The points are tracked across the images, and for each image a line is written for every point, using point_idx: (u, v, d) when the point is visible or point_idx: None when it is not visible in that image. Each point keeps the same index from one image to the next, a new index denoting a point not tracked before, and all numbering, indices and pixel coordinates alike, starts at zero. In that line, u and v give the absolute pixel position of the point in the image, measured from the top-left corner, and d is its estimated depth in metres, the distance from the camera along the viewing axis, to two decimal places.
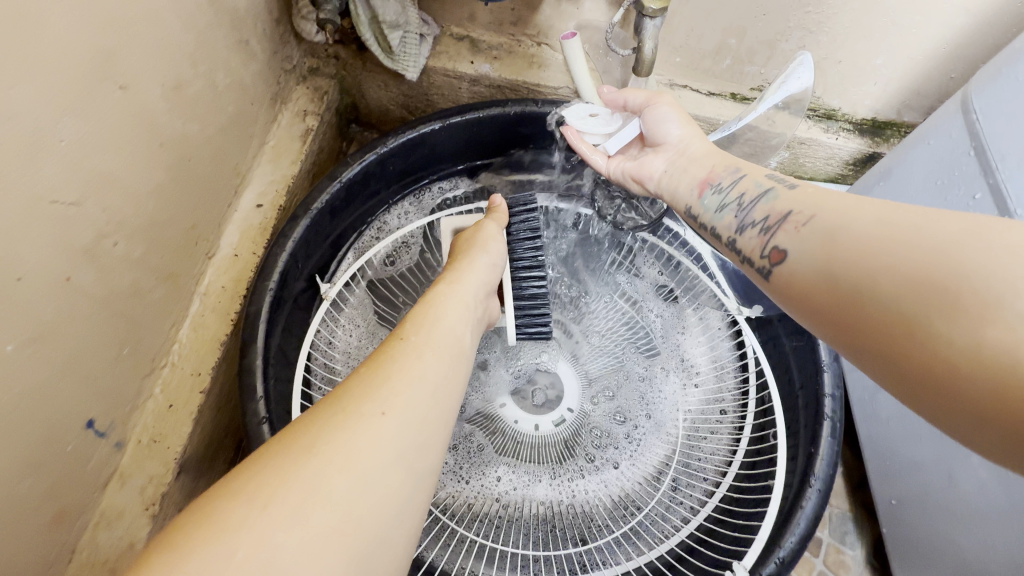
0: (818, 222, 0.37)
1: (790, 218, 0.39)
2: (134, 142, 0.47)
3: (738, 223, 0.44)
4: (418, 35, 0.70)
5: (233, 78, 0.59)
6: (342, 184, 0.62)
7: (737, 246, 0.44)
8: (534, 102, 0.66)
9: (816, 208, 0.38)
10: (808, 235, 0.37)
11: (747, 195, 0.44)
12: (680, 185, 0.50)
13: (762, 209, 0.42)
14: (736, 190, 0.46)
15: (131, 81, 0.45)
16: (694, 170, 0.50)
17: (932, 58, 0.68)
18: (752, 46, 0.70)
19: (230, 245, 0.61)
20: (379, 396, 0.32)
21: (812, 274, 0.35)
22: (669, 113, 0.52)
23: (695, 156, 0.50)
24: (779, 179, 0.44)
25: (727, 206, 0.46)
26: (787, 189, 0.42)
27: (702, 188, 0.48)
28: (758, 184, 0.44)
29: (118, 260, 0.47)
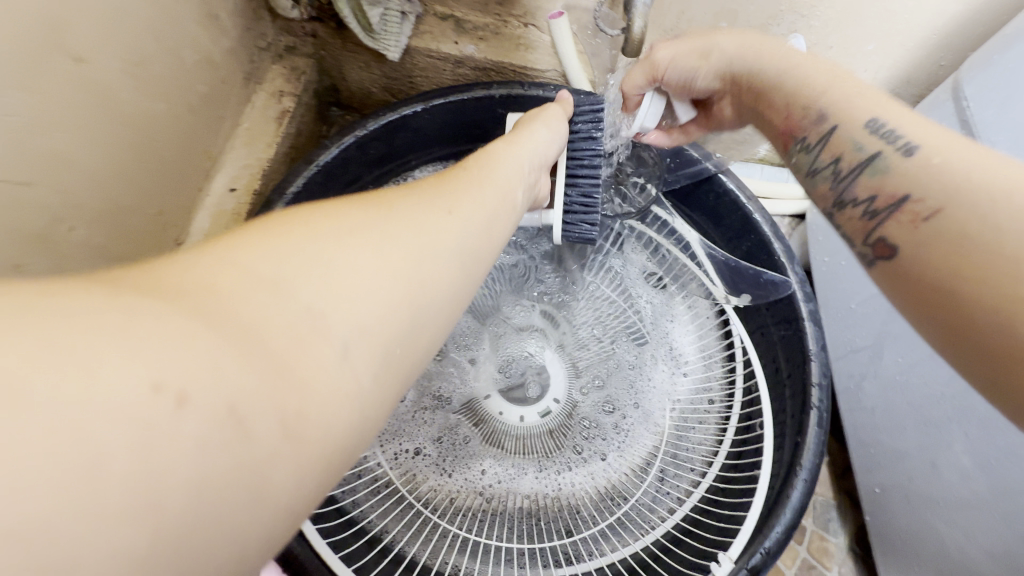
0: (944, 218, 0.33)
1: (906, 206, 0.36)
2: (90, 120, 0.43)
3: (837, 193, 0.42)
4: (399, 13, 0.68)
5: (201, 55, 0.56)
6: (320, 168, 0.60)
7: (839, 220, 0.42)
8: (521, 84, 0.64)
9: (940, 195, 0.34)
10: (929, 232, 0.34)
11: (846, 159, 0.41)
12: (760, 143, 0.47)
13: (867, 183, 0.39)
14: (828, 155, 0.42)
15: (86, 54, 0.42)
16: (775, 125, 0.47)
17: (923, 45, 0.67)
18: (743, 30, 0.69)
19: (201, 232, 0.58)
20: (444, 199, 0.29)
21: (924, 255, 0.34)
22: (678, 50, 0.51)
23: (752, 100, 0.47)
24: (888, 133, 0.39)
25: (824, 171, 0.43)
26: (905, 155, 0.37)
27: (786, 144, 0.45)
28: (859, 145, 0.40)
29: (76, 246, 0.44)
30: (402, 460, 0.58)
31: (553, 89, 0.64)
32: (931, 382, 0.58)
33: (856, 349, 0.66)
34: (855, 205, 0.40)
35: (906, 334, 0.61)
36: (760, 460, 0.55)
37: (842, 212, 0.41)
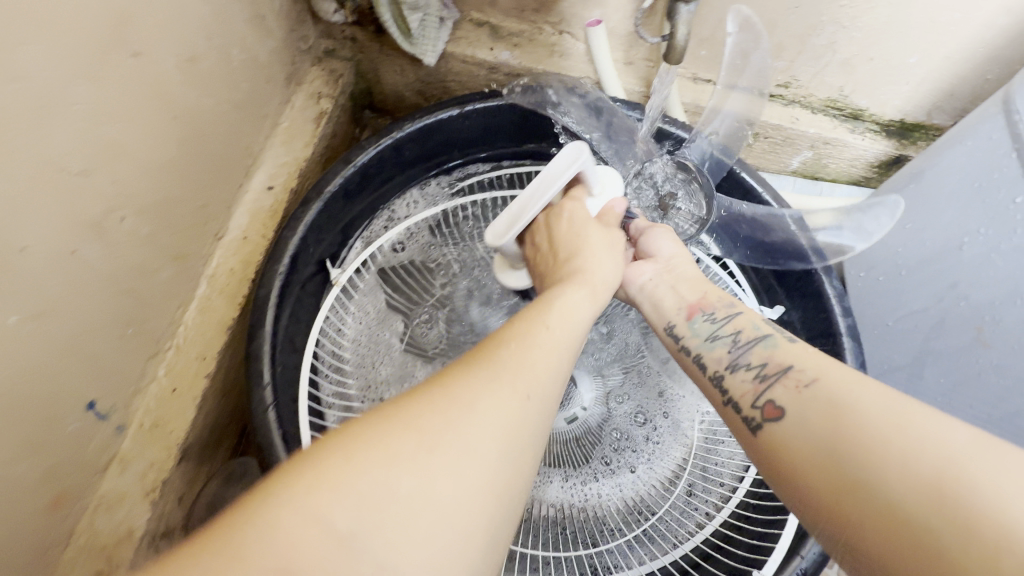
0: (821, 386, 0.35)
1: (791, 374, 0.37)
2: (145, 112, 0.45)
3: (730, 359, 0.41)
4: (437, 18, 0.69)
5: (247, 54, 0.57)
6: (357, 168, 0.61)
7: (723, 387, 0.40)
8: (556, 90, 0.64)
9: (819, 370, 0.36)
10: (810, 400, 0.34)
11: (743, 334, 0.41)
12: (669, 298, 0.46)
13: (759, 353, 0.40)
14: (732, 325, 0.42)
15: (145, 49, 0.44)
16: (683, 292, 0.46)
17: (969, 59, 0.65)
18: (782, 40, 0.67)
19: (239, 227, 0.59)
20: (522, 371, 0.30)
21: (803, 430, 0.33)
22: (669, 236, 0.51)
23: (683, 275, 0.47)
24: (777, 326, 0.42)
25: (720, 338, 0.42)
26: (788, 340, 0.40)
27: (691, 312, 0.44)
28: (755, 326, 0.41)
29: (125, 235, 0.45)
30: None
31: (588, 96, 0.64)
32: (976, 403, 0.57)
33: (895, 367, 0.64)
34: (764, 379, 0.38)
35: (952, 353, 0.59)
36: None
37: (731, 378, 0.40)
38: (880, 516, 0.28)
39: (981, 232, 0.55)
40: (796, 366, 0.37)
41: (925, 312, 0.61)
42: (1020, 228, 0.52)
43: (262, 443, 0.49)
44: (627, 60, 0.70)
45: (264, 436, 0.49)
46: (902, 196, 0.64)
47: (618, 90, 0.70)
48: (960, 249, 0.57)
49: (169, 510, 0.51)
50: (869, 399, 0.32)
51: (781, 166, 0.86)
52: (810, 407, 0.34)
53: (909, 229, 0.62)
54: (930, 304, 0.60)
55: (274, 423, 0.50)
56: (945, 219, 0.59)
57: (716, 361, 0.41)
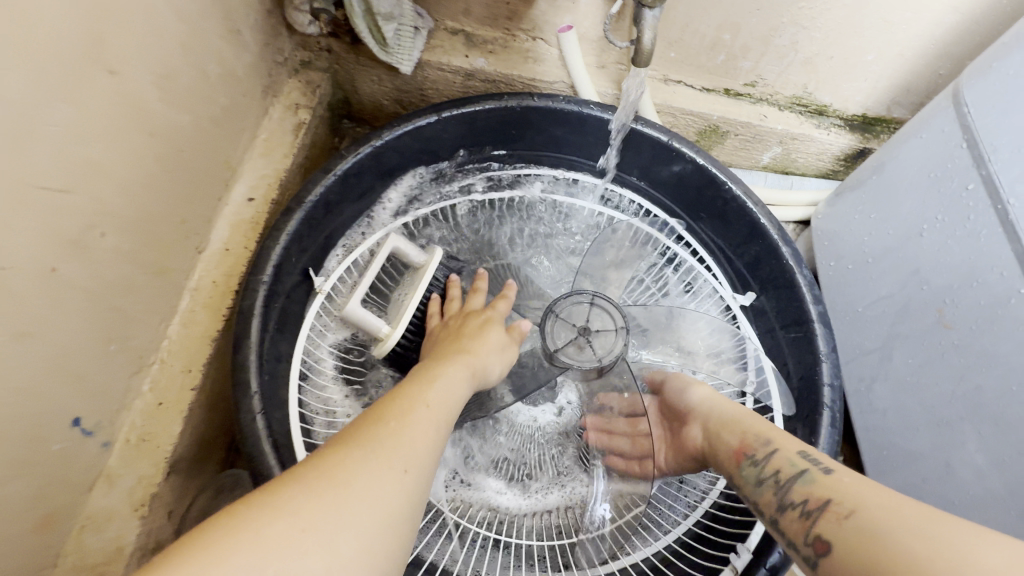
0: (860, 515, 0.34)
1: (833, 507, 0.37)
2: (122, 129, 0.45)
3: (777, 501, 0.41)
4: (413, 28, 0.70)
5: (224, 69, 0.58)
6: (337, 178, 0.62)
7: (782, 528, 0.40)
8: (531, 95, 0.65)
9: (856, 501, 0.36)
10: (851, 530, 0.34)
11: (782, 473, 0.42)
12: (720, 452, 0.49)
13: (800, 490, 0.40)
14: (771, 466, 0.44)
15: (121, 68, 0.44)
16: (728, 439, 0.49)
17: (923, 54, 0.68)
18: (746, 42, 0.70)
19: (221, 240, 0.59)
20: (404, 455, 0.34)
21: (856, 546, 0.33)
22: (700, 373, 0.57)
23: (722, 419, 0.51)
24: (813, 458, 0.42)
25: (765, 481, 0.43)
26: (824, 473, 0.40)
27: (738, 458, 0.47)
28: (792, 462, 0.42)
29: (106, 253, 0.45)
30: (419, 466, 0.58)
31: (562, 100, 0.65)
32: (941, 382, 0.59)
33: (865, 351, 0.67)
34: (794, 506, 0.39)
35: (915, 337, 0.61)
36: None
37: (782, 516, 0.40)
38: None
39: (939, 220, 0.58)
40: (835, 500, 0.37)
41: (891, 298, 0.64)
42: (972, 215, 0.55)
43: (250, 454, 0.49)
44: (601, 64, 0.73)
45: (253, 446, 0.50)
46: (866, 187, 0.67)
47: (591, 94, 0.72)
48: (920, 237, 0.60)
49: (159, 526, 0.51)
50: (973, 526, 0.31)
51: (753, 161, 0.88)
52: (850, 538, 0.34)
53: (874, 220, 0.66)
54: (895, 290, 0.63)
55: (262, 432, 0.50)
56: (906, 210, 0.62)
57: (768, 507, 0.42)
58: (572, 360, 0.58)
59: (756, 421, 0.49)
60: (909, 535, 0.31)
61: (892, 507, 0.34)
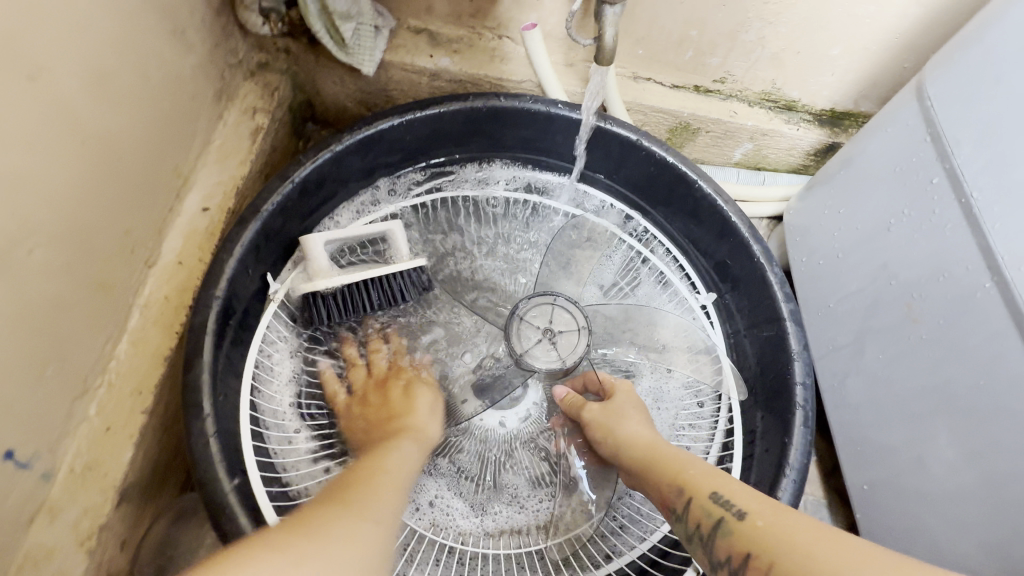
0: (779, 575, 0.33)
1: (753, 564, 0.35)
2: (46, 139, 0.42)
3: (711, 559, 0.39)
4: (372, 27, 0.67)
5: (167, 72, 0.55)
6: (295, 184, 0.59)
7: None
8: (496, 95, 0.64)
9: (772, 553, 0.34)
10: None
11: (702, 526, 0.40)
12: (655, 504, 0.46)
13: (722, 546, 0.38)
14: (692, 519, 0.41)
15: (42, 71, 0.41)
16: (653, 490, 0.46)
17: (887, 47, 0.68)
18: (713, 37, 0.70)
19: (172, 252, 0.56)
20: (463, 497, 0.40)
21: None
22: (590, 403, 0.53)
23: (639, 465, 0.47)
24: (724, 500, 0.40)
25: (692, 536, 0.41)
26: (738, 519, 0.38)
27: (666, 512, 0.44)
28: (707, 510, 0.40)
29: (33, 271, 0.42)
30: None
31: (528, 99, 0.64)
32: (912, 376, 0.59)
33: (838, 346, 0.67)
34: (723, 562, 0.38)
35: (887, 331, 0.61)
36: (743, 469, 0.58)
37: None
38: None
39: (905, 214, 0.58)
40: (754, 554, 0.35)
41: (862, 293, 0.64)
42: (938, 209, 0.55)
43: (202, 478, 0.47)
44: (569, 61, 0.71)
45: (207, 470, 0.47)
46: (835, 182, 0.67)
47: (559, 93, 0.70)
48: (889, 231, 0.60)
49: (109, 557, 0.48)
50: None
51: (725, 158, 0.88)
52: None
53: (844, 215, 0.66)
54: (865, 285, 0.63)
55: (216, 456, 0.48)
56: (874, 205, 0.62)
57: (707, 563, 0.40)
58: (540, 362, 0.59)
59: (672, 458, 0.46)
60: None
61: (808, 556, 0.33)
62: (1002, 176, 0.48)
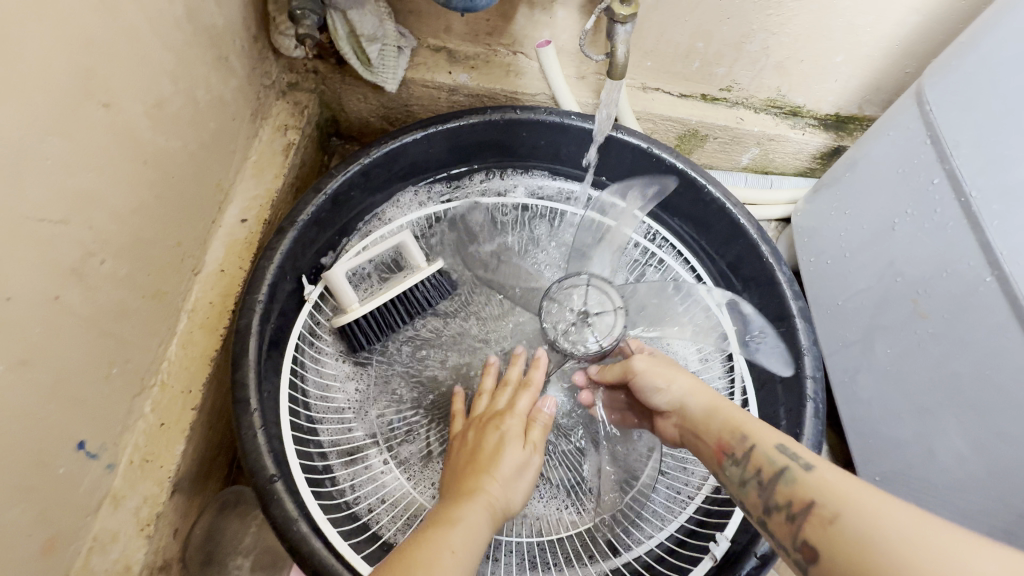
0: (845, 521, 0.30)
1: (815, 511, 0.33)
2: (115, 158, 0.46)
3: (763, 504, 0.37)
4: (396, 47, 0.72)
5: (212, 94, 0.59)
6: (328, 195, 0.63)
7: (768, 532, 0.36)
8: (514, 108, 0.67)
9: (843, 503, 0.32)
10: (836, 535, 0.31)
11: (764, 472, 0.38)
12: (702, 451, 0.44)
13: (782, 492, 0.36)
14: (752, 466, 0.39)
15: (113, 99, 0.46)
16: (704, 435, 0.43)
17: (888, 54, 0.71)
18: (719, 48, 0.73)
19: (216, 261, 0.61)
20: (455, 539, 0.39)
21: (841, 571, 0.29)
22: (648, 381, 0.48)
23: (694, 416, 0.45)
24: (793, 453, 0.38)
25: (748, 483, 0.39)
26: (807, 471, 0.36)
27: (718, 458, 0.41)
28: (772, 459, 0.38)
29: (102, 278, 0.46)
30: (410, 476, 0.59)
31: (543, 111, 0.67)
32: (920, 369, 0.61)
33: (848, 343, 0.69)
34: (779, 513, 0.35)
35: (894, 326, 0.63)
36: None
37: (770, 521, 0.36)
38: None
39: (910, 213, 0.61)
40: (818, 502, 0.33)
41: (869, 290, 0.66)
42: (940, 208, 0.57)
43: (251, 469, 0.51)
44: (581, 75, 0.75)
45: (255, 461, 0.51)
46: (841, 185, 0.70)
47: (573, 104, 0.74)
48: (893, 230, 0.63)
49: (164, 544, 0.52)
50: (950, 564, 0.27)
51: (733, 163, 0.91)
52: (834, 543, 0.30)
53: (851, 216, 0.68)
54: (872, 283, 0.66)
55: (262, 448, 0.51)
56: (879, 205, 0.64)
57: (755, 507, 0.38)
58: (570, 344, 0.59)
59: (733, 412, 0.43)
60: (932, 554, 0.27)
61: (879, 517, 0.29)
62: (1000, 174, 0.51)
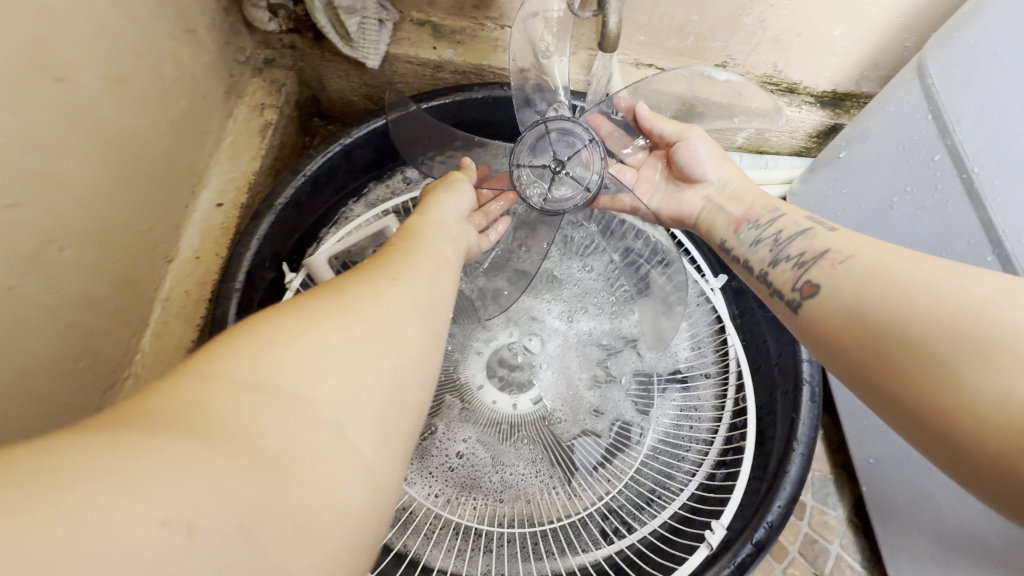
0: (855, 262, 0.37)
1: (828, 256, 0.40)
2: (74, 139, 0.44)
3: (772, 257, 0.45)
4: (376, 21, 0.68)
5: (181, 71, 0.56)
6: (308, 178, 0.60)
7: (769, 280, 0.44)
8: (501, 86, 0.65)
9: (855, 250, 0.39)
10: (844, 272, 0.37)
11: (784, 232, 0.45)
12: (718, 220, 0.52)
13: (798, 244, 0.43)
14: (773, 228, 0.47)
15: (67, 73, 0.42)
16: (732, 210, 0.52)
17: (887, 28, 0.68)
18: (714, 22, 0.70)
19: (190, 248, 0.58)
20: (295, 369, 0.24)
21: (836, 304, 0.36)
22: (703, 146, 0.54)
23: (734, 193, 0.53)
24: (819, 221, 0.45)
25: (762, 241, 0.47)
26: (827, 231, 0.43)
27: (738, 224, 0.50)
28: (796, 224, 0.45)
29: (65, 267, 0.44)
30: (408, 472, 0.57)
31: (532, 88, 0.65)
32: None
33: None
34: (790, 262, 0.43)
35: None
36: (744, 445, 0.57)
37: (771, 270, 0.44)
38: (905, 344, 0.30)
39: (908, 191, 0.59)
40: (834, 250, 0.40)
41: None
42: (940, 184, 0.56)
43: None
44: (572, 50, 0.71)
45: None
46: (838, 163, 0.68)
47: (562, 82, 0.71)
48: (892, 209, 0.61)
49: None
50: (953, 297, 0.30)
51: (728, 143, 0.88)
52: (841, 280, 0.37)
53: (847, 193, 0.66)
54: None
55: None
56: (876, 183, 0.63)
57: (760, 262, 0.46)
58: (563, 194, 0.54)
59: (762, 196, 0.51)
60: (909, 280, 0.32)
61: (888, 253, 0.36)
62: (1005, 150, 0.49)
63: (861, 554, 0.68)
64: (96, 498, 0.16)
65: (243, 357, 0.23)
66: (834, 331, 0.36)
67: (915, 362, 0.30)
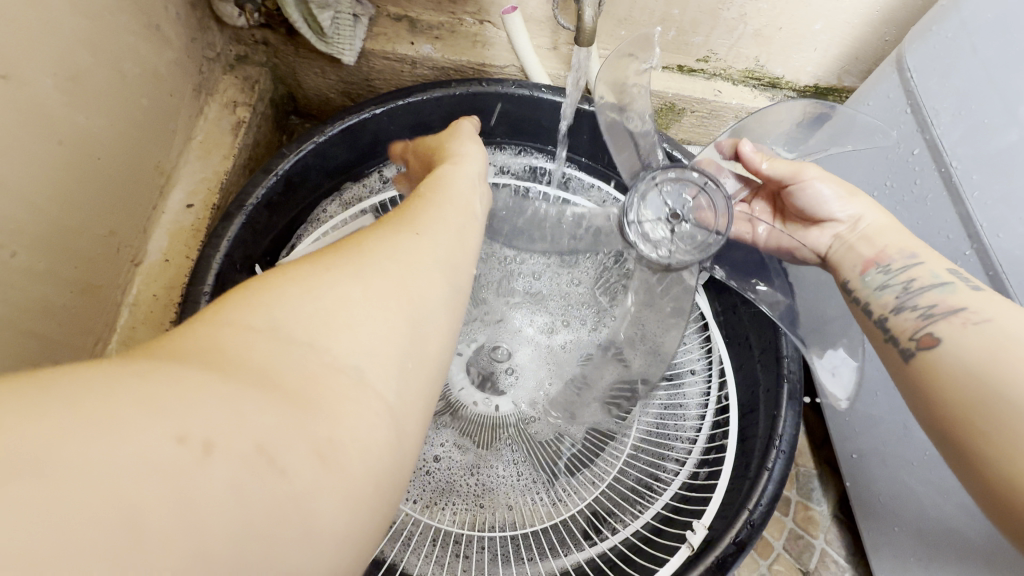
0: (991, 326, 0.37)
1: (962, 314, 0.40)
2: (22, 140, 0.42)
3: (896, 304, 0.44)
4: (351, 15, 0.66)
5: (143, 67, 0.54)
6: (279, 177, 0.59)
7: (887, 325, 0.44)
8: (480, 81, 0.63)
9: (994, 312, 0.38)
10: (972, 334, 0.38)
11: (917, 282, 0.44)
12: (846, 261, 0.51)
13: (933, 296, 0.42)
14: (904, 275, 0.45)
15: (12, 70, 0.40)
16: (859, 249, 0.50)
17: (867, 21, 0.68)
18: (694, 16, 0.69)
19: (158, 251, 0.56)
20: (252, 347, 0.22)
21: (949, 361, 0.37)
22: (825, 188, 0.53)
23: (867, 232, 0.50)
24: (963, 277, 0.43)
25: (889, 286, 0.46)
26: (970, 289, 0.42)
27: (866, 266, 0.48)
28: (936, 275, 0.44)
29: (18, 272, 0.42)
30: None
31: (512, 84, 0.63)
32: None
33: None
34: (912, 309, 0.43)
35: None
36: (726, 443, 0.57)
37: (892, 317, 0.44)
38: (1010, 421, 0.32)
39: (888, 186, 0.59)
40: (969, 307, 0.40)
41: None
42: (918, 179, 0.55)
43: None
44: (553, 45, 0.70)
45: None
46: None
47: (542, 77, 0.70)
48: None
49: None
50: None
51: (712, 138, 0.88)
52: (958, 338, 0.38)
53: None
54: None
55: None
56: (857, 178, 0.62)
57: (883, 305, 0.45)
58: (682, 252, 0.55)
59: (890, 237, 0.49)
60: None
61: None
62: (984, 144, 0.49)
63: (846, 549, 0.68)
64: (100, 423, 0.16)
65: (255, 308, 0.23)
66: (934, 392, 0.37)
67: (1011, 440, 0.32)
